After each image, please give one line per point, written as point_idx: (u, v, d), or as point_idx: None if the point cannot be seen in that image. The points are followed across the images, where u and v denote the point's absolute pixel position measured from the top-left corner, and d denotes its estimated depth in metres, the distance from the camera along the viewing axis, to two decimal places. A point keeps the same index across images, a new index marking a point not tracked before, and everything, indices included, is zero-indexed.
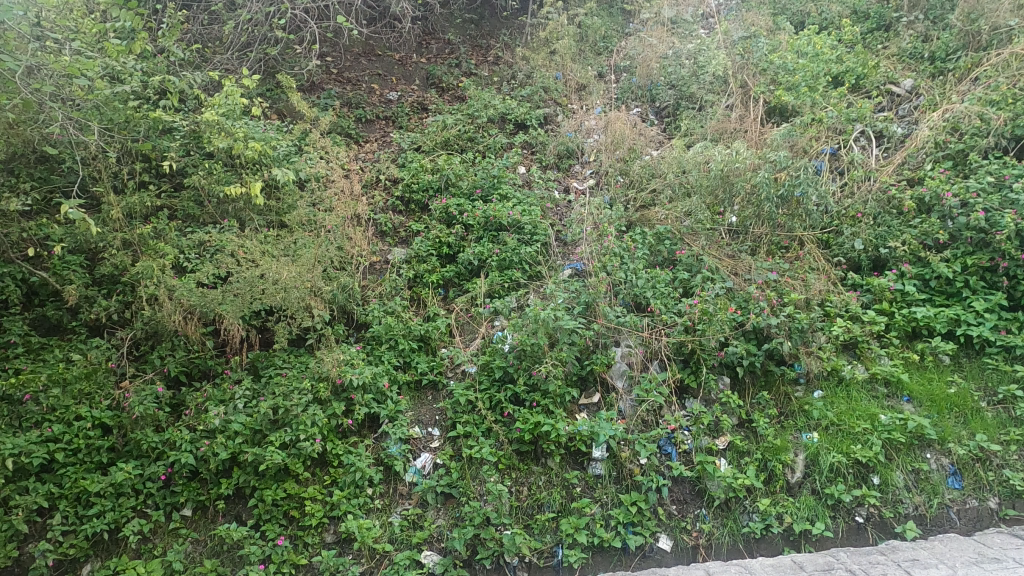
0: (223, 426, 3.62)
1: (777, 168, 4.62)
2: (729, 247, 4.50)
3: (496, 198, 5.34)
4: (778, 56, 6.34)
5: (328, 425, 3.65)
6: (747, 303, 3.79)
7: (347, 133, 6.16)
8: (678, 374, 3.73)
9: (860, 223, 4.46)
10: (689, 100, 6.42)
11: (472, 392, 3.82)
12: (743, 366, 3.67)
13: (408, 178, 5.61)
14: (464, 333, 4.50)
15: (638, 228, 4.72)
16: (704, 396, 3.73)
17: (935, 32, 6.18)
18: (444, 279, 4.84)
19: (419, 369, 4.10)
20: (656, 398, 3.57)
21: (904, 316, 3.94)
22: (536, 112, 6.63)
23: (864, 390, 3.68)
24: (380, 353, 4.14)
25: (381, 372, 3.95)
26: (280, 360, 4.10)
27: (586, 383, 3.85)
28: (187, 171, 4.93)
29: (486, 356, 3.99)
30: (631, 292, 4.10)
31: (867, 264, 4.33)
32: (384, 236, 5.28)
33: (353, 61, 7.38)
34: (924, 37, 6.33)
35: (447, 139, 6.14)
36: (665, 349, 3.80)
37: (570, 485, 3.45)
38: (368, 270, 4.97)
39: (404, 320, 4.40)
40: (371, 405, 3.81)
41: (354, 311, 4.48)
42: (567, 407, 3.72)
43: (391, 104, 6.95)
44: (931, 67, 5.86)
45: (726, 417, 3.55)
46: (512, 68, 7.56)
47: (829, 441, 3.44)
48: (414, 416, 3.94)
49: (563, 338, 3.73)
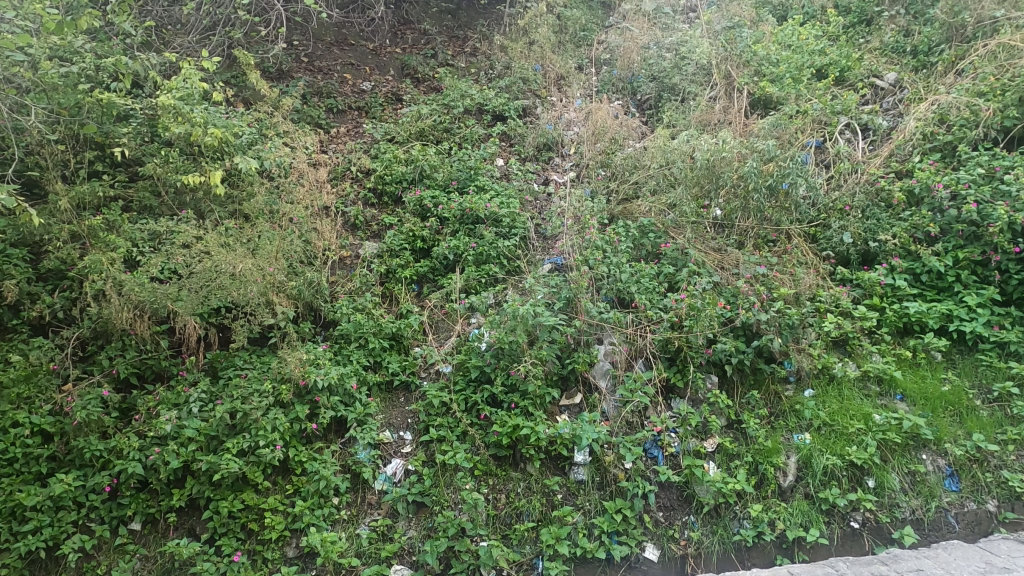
0: (176, 433, 3.34)
1: (765, 158, 4.38)
2: (715, 240, 4.33)
3: (473, 190, 5.11)
4: (762, 48, 6.21)
5: (291, 430, 3.39)
6: (736, 299, 3.62)
7: (316, 123, 5.94)
8: (664, 372, 3.53)
9: (849, 217, 4.33)
10: (671, 92, 6.24)
11: (446, 393, 3.61)
12: (732, 364, 3.49)
13: (381, 169, 5.35)
14: (438, 332, 4.26)
15: (622, 221, 4.53)
16: (692, 396, 3.52)
17: (918, 25, 6.09)
18: (418, 274, 4.60)
19: (391, 370, 3.86)
20: (641, 398, 3.38)
21: (895, 311, 3.80)
22: (514, 103, 6.41)
23: (855, 388, 3.54)
24: (348, 353, 3.89)
25: (349, 373, 3.70)
26: (240, 360, 3.83)
27: (568, 383, 3.63)
28: (143, 159, 4.61)
29: (462, 355, 3.77)
30: (614, 287, 3.88)
31: (856, 258, 4.19)
32: (356, 230, 5.02)
33: (325, 50, 7.10)
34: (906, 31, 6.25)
35: (422, 130, 5.89)
36: (651, 346, 3.59)
37: (550, 491, 3.24)
38: (337, 265, 4.72)
39: (374, 317, 4.14)
40: (338, 408, 3.56)
41: (321, 307, 4.23)
42: (547, 409, 3.50)
43: (364, 95, 6.69)
44: (915, 60, 5.78)
45: (715, 418, 3.36)
46: (490, 59, 7.34)
47: (821, 442, 3.28)
48: (384, 420, 3.70)
49: (543, 335, 3.52)
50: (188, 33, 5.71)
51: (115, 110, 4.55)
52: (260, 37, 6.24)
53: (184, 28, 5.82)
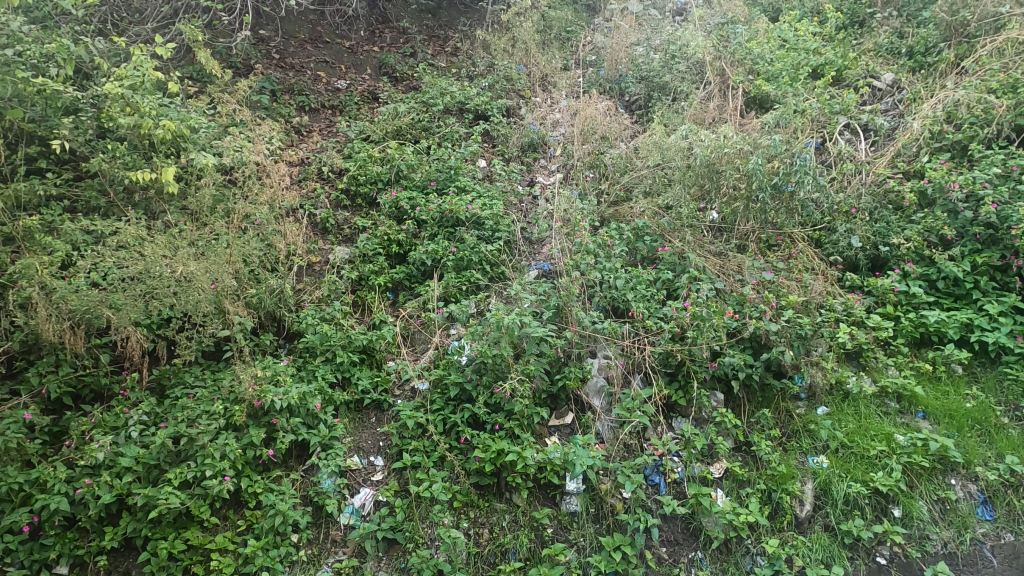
0: (111, 461, 2.90)
1: (769, 154, 4.02)
2: (714, 244, 4.02)
3: (453, 190, 4.76)
4: (756, 45, 5.93)
5: (244, 457, 2.98)
6: (743, 308, 3.30)
7: (287, 121, 5.57)
8: (665, 390, 3.17)
9: (855, 219, 4.04)
10: (662, 91, 5.91)
11: (422, 413, 3.23)
12: (739, 380, 3.15)
13: (354, 169, 4.99)
14: (414, 344, 3.90)
15: (614, 223, 4.19)
16: (695, 415, 3.18)
17: (913, 25, 5.89)
18: (393, 281, 4.23)
19: (361, 387, 3.46)
20: (640, 418, 3.03)
21: (912, 321, 3.50)
22: (497, 102, 6.08)
23: (873, 406, 3.23)
24: (314, 368, 3.50)
25: (313, 391, 3.29)
26: (190, 377, 3.41)
27: (558, 401, 3.28)
28: (90, 154, 4.15)
29: (439, 370, 3.40)
30: (608, 295, 3.52)
31: (865, 264, 3.90)
32: (326, 234, 4.65)
33: (298, 47, 6.72)
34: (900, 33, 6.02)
35: (399, 128, 5.55)
36: (649, 360, 3.23)
37: (540, 526, 2.86)
38: (304, 272, 4.33)
39: (344, 328, 3.75)
40: (300, 431, 3.15)
41: (284, 317, 3.83)
42: (535, 430, 3.13)
43: (339, 93, 6.35)
44: (912, 61, 5.56)
45: (723, 440, 3.02)
46: (472, 58, 7.03)
47: (840, 466, 2.95)
48: (352, 444, 3.31)
49: (530, 349, 3.17)
50: (145, 23, 5.39)
51: (60, 102, 4.09)
52: (226, 27, 5.84)
53: (141, 17, 5.47)
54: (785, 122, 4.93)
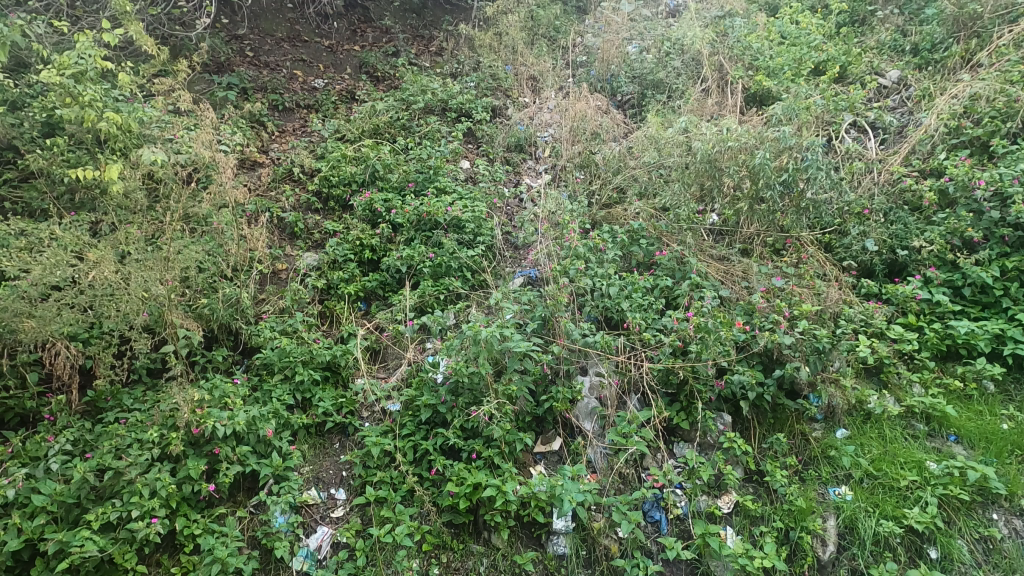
0: (22, 500, 2.46)
1: (777, 149, 3.64)
2: (717, 248, 3.68)
3: (432, 191, 4.40)
4: (755, 41, 5.59)
5: (180, 493, 2.56)
6: (753, 318, 2.94)
7: (257, 121, 5.24)
8: (665, 412, 2.79)
9: (869, 221, 3.71)
10: (656, 89, 5.56)
11: (390, 439, 2.84)
12: (749, 400, 2.79)
13: (326, 170, 4.63)
14: (386, 360, 3.53)
15: (607, 225, 3.82)
16: (700, 440, 2.80)
17: (916, 23, 5.59)
18: (366, 290, 3.86)
19: (322, 408, 3.07)
20: (638, 445, 2.65)
21: (938, 332, 3.15)
22: (482, 101, 5.73)
23: (898, 428, 2.87)
24: (270, 388, 3.10)
25: (265, 414, 2.89)
26: (128, 399, 2.99)
27: (544, 425, 2.90)
28: (31, 150, 3.71)
29: (411, 390, 3.02)
30: (600, 305, 3.15)
31: (882, 270, 3.55)
32: (296, 239, 4.31)
33: (274, 46, 6.38)
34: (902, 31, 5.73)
35: (377, 127, 5.19)
36: (647, 378, 2.85)
37: (523, 572, 2.47)
38: (267, 280, 3.96)
39: (306, 342, 3.36)
40: (248, 462, 2.74)
41: (241, 330, 3.45)
42: (518, 459, 2.75)
43: (315, 92, 6.00)
44: (917, 58, 5.27)
45: (731, 469, 2.65)
46: (457, 57, 6.69)
47: (866, 499, 2.59)
48: (311, 474, 2.92)
49: (512, 366, 2.79)
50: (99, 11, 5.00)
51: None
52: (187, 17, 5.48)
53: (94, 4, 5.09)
54: (794, 115, 4.49)
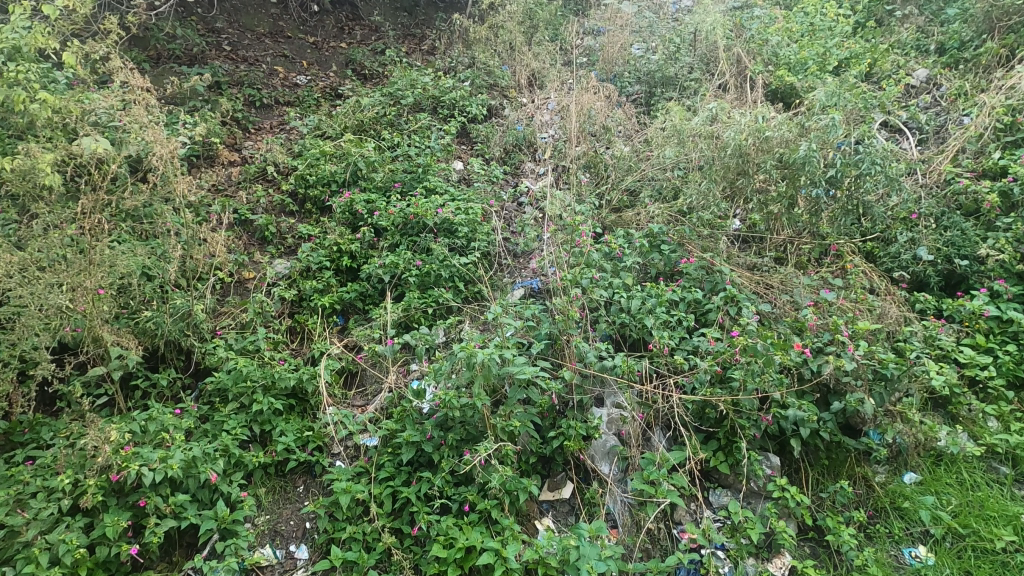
0: None
1: (824, 140, 3.11)
2: (747, 257, 3.20)
3: (420, 192, 3.91)
4: (772, 37, 5.14)
5: (93, 557, 2.02)
6: (803, 338, 2.45)
7: (230, 116, 4.75)
8: (701, 452, 2.28)
9: (919, 227, 3.26)
10: (665, 87, 5.07)
11: (364, 486, 2.32)
12: (802, 439, 2.29)
13: (303, 168, 4.14)
14: (364, 384, 3.03)
15: (622, 230, 3.34)
16: (742, 487, 2.30)
17: (937, 23, 5.16)
18: (343, 302, 3.36)
19: (283, 445, 2.54)
20: (670, 495, 2.14)
21: (1015, 355, 2.67)
22: (477, 98, 5.26)
23: (979, 472, 2.38)
24: (222, 419, 2.58)
25: (212, 453, 2.36)
26: (46, 433, 2.40)
27: (552, 467, 2.40)
28: None
29: (391, 423, 2.51)
30: (617, 321, 2.65)
31: (938, 282, 3.10)
32: (266, 245, 3.83)
33: (253, 39, 5.89)
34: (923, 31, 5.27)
35: (361, 123, 4.71)
36: (677, 411, 2.35)
37: None
38: (230, 290, 3.45)
39: (268, 363, 2.84)
40: (186, 514, 2.20)
41: (193, 348, 2.93)
42: (521, 511, 2.24)
43: (297, 88, 5.54)
44: (945, 56, 4.86)
45: (785, 526, 2.15)
46: (450, 52, 6.22)
47: (952, 565, 2.09)
48: (267, 527, 2.40)
49: (515, 396, 2.29)
50: None
51: None
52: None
53: None
54: (838, 103, 3.88)
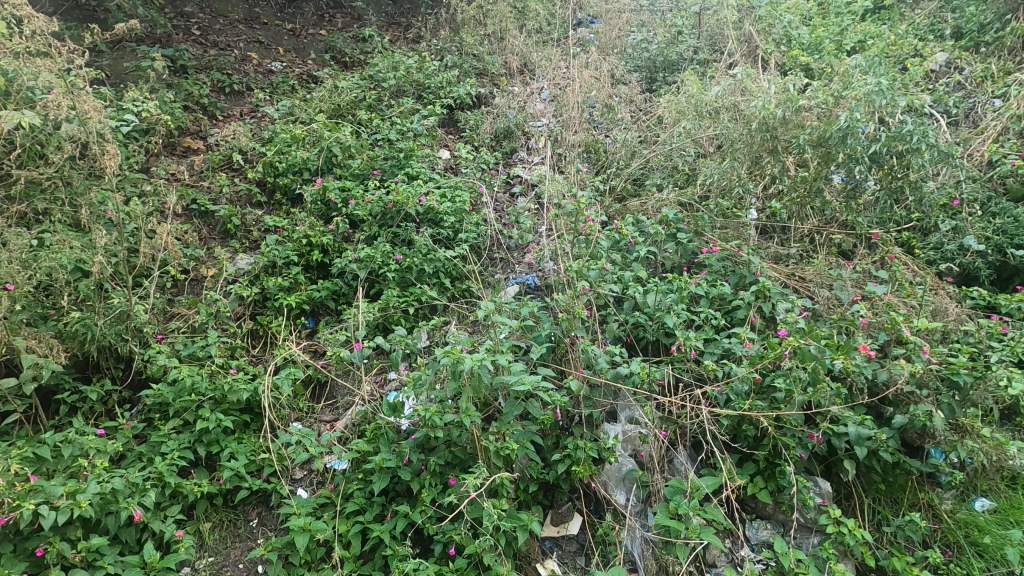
0: None
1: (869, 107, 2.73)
2: (773, 249, 2.82)
3: (402, 178, 3.49)
4: (781, 19, 4.75)
5: None
6: (856, 339, 2.06)
7: (195, 101, 4.29)
8: (739, 478, 1.88)
9: (964, 215, 2.88)
10: (667, 71, 4.65)
11: (327, 522, 1.89)
12: (858, 460, 1.90)
13: (272, 154, 3.70)
14: (335, 396, 2.61)
15: (631, 217, 2.93)
16: (786, 519, 1.90)
17: (950, 8, 4.78)
18: (313, 302, 2.93)
19: (232, 471, 2.11)
20: (704, 533, 1.73)
21: None
22: (465, 83, 4.82)
23: None
24: (158, 441, 2.14)
25: (140, 483, 1.92)
26: None
27: (556, 497, 1.99)
28: None
29: (363, 443, 2.08)
30: (632, 320, 2.25)
31: (989, 275, 2.72)
32: (229, 239, 3.39)
33: (225, 24, 5.41)
34: (935, 16, 4.87)
35: (338, 107, 4.28)
36: (707, 427, 1.97)
37: None
38: (184, 289, 3.01)
39: (219, 372, 2.40)
40: (101, 562, 1.77)
41: (131, 354, 2.48)
42: (521, 552, 1.84)
43: (271, 75, 5.09)
44: (961, 42, 4.46)
45: (845, 568, 1.75)
46: (436, 39, 5.79)
47: None
48: (209, 572, 1.97)
49: (511, 412, 1.90)
50: None
51: None
52: None
53: None
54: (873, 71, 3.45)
